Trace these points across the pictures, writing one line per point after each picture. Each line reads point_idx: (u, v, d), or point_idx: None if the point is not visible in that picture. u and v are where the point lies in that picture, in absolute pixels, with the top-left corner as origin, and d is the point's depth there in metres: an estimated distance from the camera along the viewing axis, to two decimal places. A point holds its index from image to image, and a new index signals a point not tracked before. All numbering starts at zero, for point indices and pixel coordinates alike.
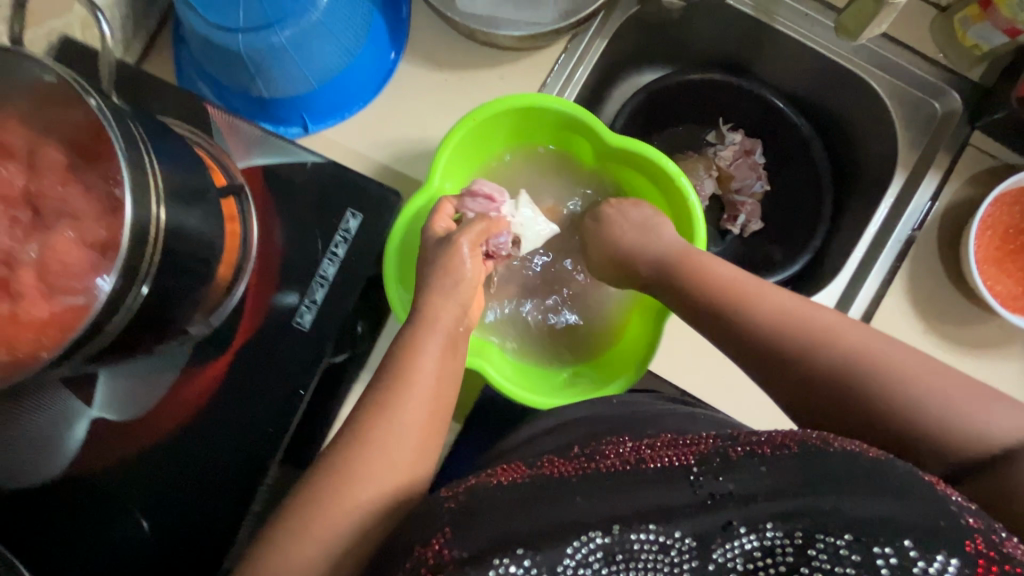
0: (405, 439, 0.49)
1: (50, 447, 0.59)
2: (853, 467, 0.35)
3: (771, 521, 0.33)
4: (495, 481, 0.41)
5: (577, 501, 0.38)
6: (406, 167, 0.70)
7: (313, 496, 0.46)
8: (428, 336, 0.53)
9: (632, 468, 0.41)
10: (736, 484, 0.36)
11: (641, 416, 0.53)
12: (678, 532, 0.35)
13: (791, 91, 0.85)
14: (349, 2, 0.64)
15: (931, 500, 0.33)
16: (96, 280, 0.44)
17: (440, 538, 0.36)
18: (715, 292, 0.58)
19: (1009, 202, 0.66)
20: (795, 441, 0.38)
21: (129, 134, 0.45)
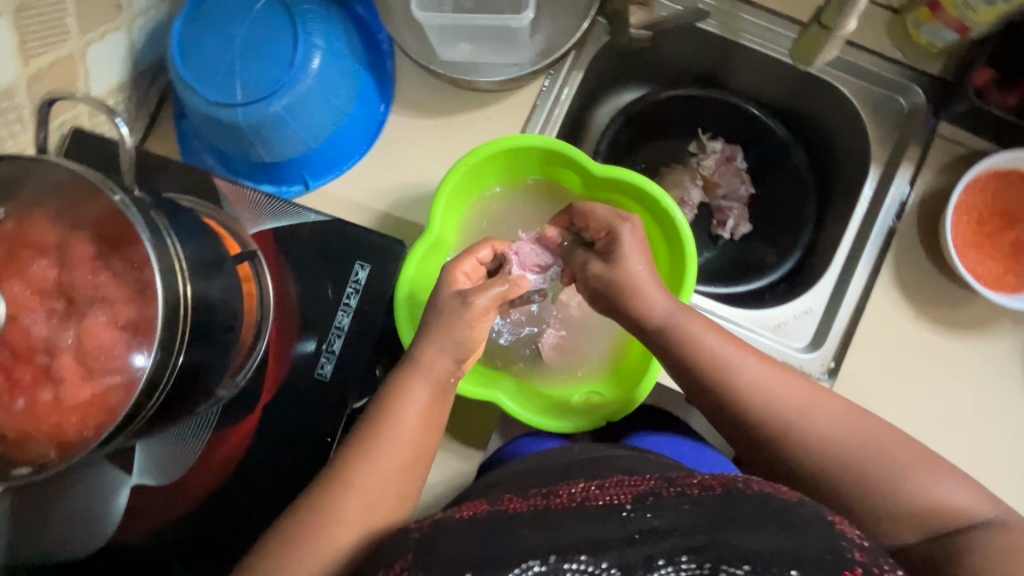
0: (386, 482, 0.53)
1: (94, 518, 0.62)
2: (766, 505, 0.42)
3: (686, 554, 0.38)
4: (456, 519, 0.46)
5: (523, 533, 0.42)
6: (406, 213, 0.74)
7: (289, 540, 0.49)
8: (418, 383, 0.56)
9: (576, 504, 0.45)
10: (660, 519, 0.41)
11: (591, 462, 0.58)
12: (605, 563, 0.38)
13: (763, 98, 0.89)
14: (336, 67, 0.68)
15: (827, 537, 0.40)
16: (133, 359, 0.47)
17: (402, 563, 0.42)
18: (705, 369, 0.58)
19: (980, 187, 0.70)
20: (720, 485, 0.45)
21: (152, 222, 0.48)
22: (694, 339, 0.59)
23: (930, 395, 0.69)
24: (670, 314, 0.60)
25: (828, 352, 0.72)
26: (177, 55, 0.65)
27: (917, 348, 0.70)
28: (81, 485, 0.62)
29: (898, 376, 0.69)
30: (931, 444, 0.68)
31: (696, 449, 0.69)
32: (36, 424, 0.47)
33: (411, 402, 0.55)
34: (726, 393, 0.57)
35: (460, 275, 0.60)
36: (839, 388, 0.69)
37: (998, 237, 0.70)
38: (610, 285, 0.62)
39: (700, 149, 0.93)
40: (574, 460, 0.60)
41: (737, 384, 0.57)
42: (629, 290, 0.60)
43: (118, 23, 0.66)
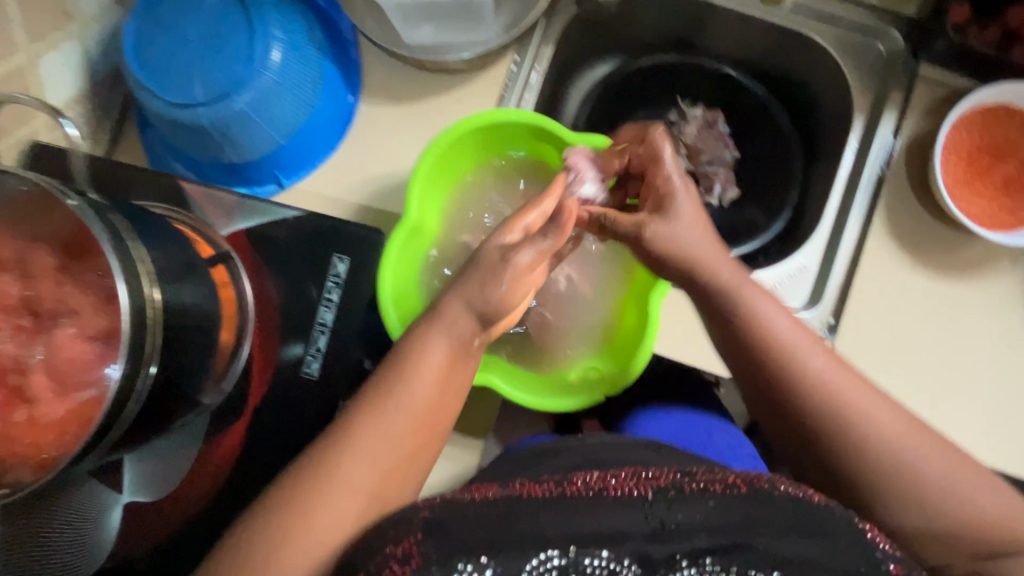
0: (398, 441, 0.50)
1: (88, 540, 0.60)
2: (795, 511, 0.42)
3: (710, 556, 0.39)
4: (467, 498, 0.44)
5: (541, 516, 0.41)
6: (383, 203, 0.72)
7: (289, 510, 0.46)
8: (438, 339, 0.52)
9: (594, 493, 0.44)
10: (683, 514, 0.42)
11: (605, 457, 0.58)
12: (626, 559, 0.39)
13: (740, 58, 0.87)
14: (299, 58, 0.66)
15: (856, 549, 0.40)
16: (106, 370, 0.46)
17: (412, 540, 0.39)
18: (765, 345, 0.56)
19: (967, 126, 0.68)
20: (744, 482, 0.44)
21: (112, 226, 0.47)
22: (754, 306, 0.57)
23: (932, 342, 0.68)
24: (728, 282, 0.57)
25: (826, 308, 0.70)
26: (133, 59, 0.63)
27: (915, 296, 0.69)
28: (72, 508, 0.60)
29: (899, 326, 0.68)
30: (937, 392, 0.66)
31: (709, 433, 0.75)
32: (12, 446, 0.45)
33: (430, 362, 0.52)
34: (789, 379, 0.54)
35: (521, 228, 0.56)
36: (840, 343, 0.68)
37: (988, 174, 0.68)
38: (668, 245, 0.58)
39: (681, 117, 0.90)
40: (582, 455, 0.59)
41: (800, 373, 0.54)
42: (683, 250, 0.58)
43: (69, 31, 0.64)
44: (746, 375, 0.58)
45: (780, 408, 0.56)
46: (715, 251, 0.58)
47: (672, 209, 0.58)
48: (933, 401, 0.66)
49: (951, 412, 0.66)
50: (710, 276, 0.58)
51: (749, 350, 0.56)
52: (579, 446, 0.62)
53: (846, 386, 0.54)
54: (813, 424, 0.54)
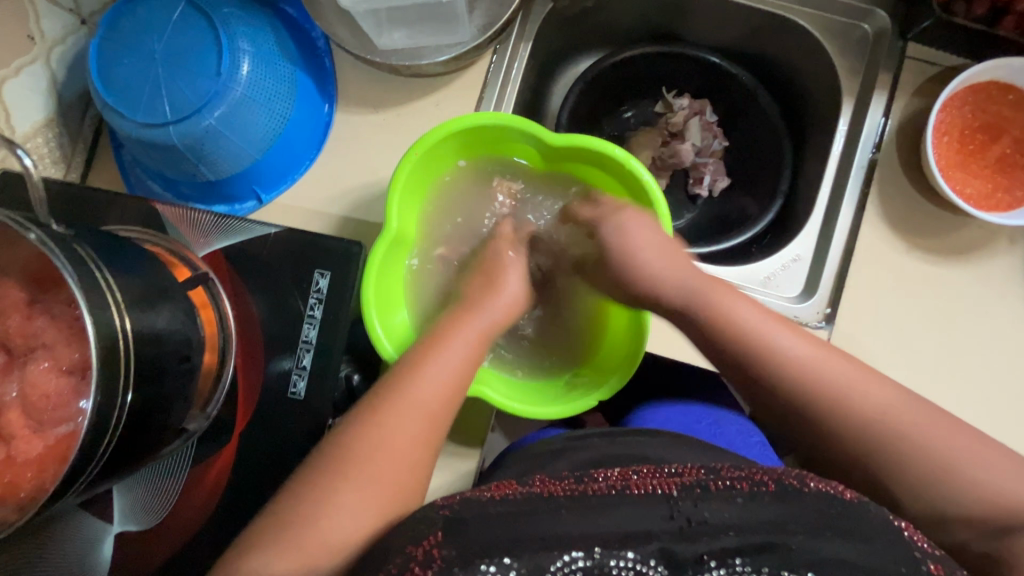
0: (438, 400, 0.54)
1: (78, 574, 0.59)
2: (825, 507, 0.41)
3: (740, 557, 0.38)
4: (489, 497, 0.44)
5: (560, 514, 0.41)
6: (366, 214, 0.71)
7: (333, 454, 0.50)
8: (473, 319, 0.62)
9: (617, 492, 0.43)
10: (711, 513, 0.41)
11: (620, 454, 0.57)
12: (652, 560, 0.38)
13: (724, 46, 0.86)
14: (269, 70, 0.64)
15: (896, 545, 0.39)
16: (80, 405, 0.44)
17: (432, 539, 0.40)
18: (742, 337, 0.57)
19: (958, 105, 0.66)
20: (772, 479, 0.44)
21: (77, 256, 0.44)
22: (722, 306, 0.59)
23: (933, 328, 0.66)
24: (688, 281, 0.61)
25: (822, 299, 0.69)
26: (99, 81, 0.62)
27: (914, 283, 0.67)
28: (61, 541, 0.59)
29: (898, 314, 0.66)
30: (941, 378, 0.65)
31: (715, 423, 0.72)
32: None
33: (465, 336, 0.60)
34: (766, 372, 0.56)
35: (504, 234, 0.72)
36: (838, 333, 0.66)
37: (982, 153, 0.66)
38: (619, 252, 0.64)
39: (667, 108, 0.90)
40: (603, 452, 0.58)
41: (790, 374, 0.55)
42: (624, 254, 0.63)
43: (34, 55, 0.63)
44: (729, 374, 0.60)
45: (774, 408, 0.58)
46: (670, 252, 0.63)
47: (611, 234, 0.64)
48: (937, 389, 0.65)
49: (956, 399, 0.64)
50: (655, 290, 0.62)
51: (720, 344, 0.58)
52: (600, 440, 0.61)
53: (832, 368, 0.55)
54: (800, 417, 0.56)
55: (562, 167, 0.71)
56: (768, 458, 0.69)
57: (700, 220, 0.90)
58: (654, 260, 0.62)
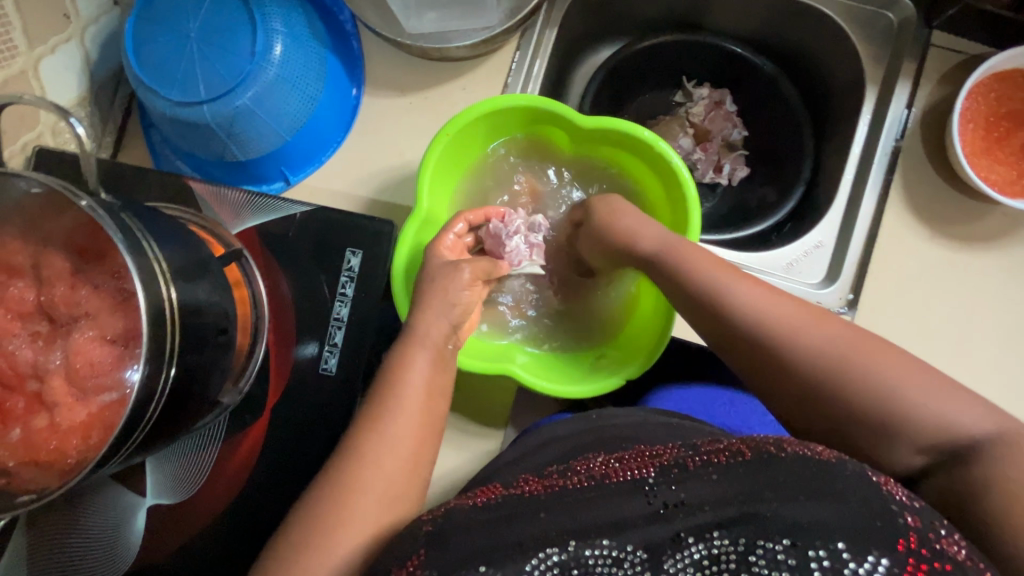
0: (399, 454, 0.50)
1: (112, 545, 0.60)
2: (802, 470, 0.39)
3: (716, 530, 0.38)
4: (470, 504, 0.45)
5: (541, 516, 0.42)
6: (393, 196, 0.71)
7: (300, 542, 0.45)
8: (419, 353, 0.55)
9: (595, 483, 0.45)
10: (687, 492, 0.41)
11: (618, 437, 0.57)
12: (629, 546, 0.39)
13: (746, 36, 0.86)
14: (301, 51, 0.65)
15: (874, 502, 0.37)
16: (125, 373, 0.45)
17: (416, 559, 0.40)
18: (702, 298, 0.56)
19: (983, 92, 0.67)
20: (749, 446, 0.43)
21: (125, 226, 0.45)
22: (682, 260, 0.58)
23: (954, 313, 0.67)
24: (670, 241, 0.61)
25: (845, 284, 0.69)
26: (135, 60, 0.63)
27: (937, 268, 0.68)
28: (97, 512, 0.61)
29: (921, 299, 0.67)
30: (963, 363, 0.66)
31: (731, 402, 0.71)
32: (36, 451, 0.45)
33: (415, 374, 0.54)
34: (751, 334, 0.53)
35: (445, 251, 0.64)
36: (861, 316, 0.67)
37: (1007, 140, 0.67)
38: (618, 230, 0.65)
39: (686, 98, 0.91)
40: (597, 435, 0.58)
41: (793, 344, 0.51)
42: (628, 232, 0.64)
43: (69, 34, 0.63)
44: (712, 340, 0.56)
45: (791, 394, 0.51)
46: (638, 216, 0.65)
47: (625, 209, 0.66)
48: (958, 374, 0.65)
49: (979, 383, 0.65)
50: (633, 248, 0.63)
51: (715, 309, 0.55)
52: (590, 424, 0.61)
53: (819, 328, 0.51)
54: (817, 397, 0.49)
55: (588, 152, 0.72)
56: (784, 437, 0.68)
57: (720, 209, 0.90)
58: (637, 223, 0.64)
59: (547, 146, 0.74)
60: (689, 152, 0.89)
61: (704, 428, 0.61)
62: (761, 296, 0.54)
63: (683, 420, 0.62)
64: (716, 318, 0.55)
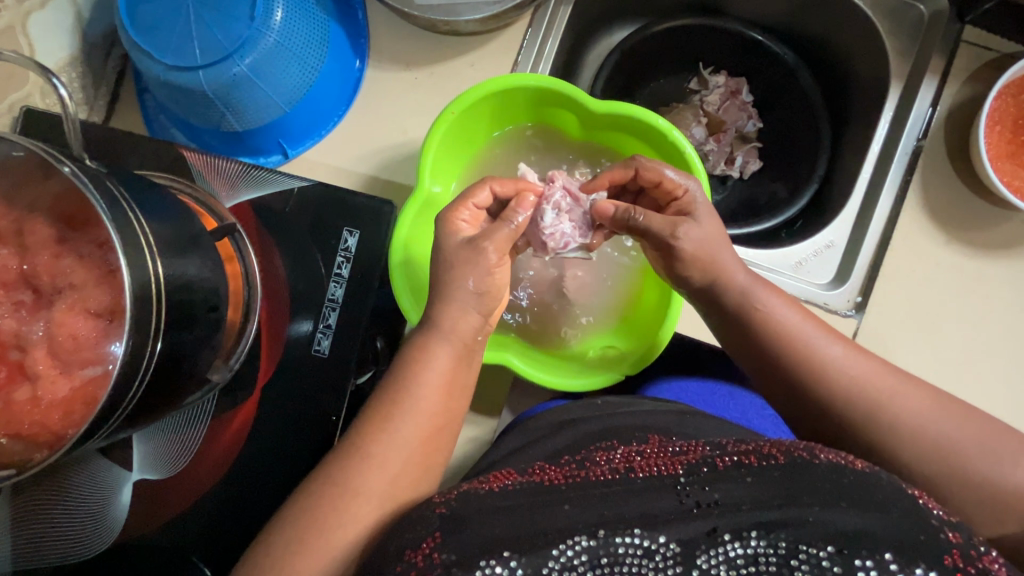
0: (411, 440, 0.50)
1: (98, 517, 0.60)
2: (838, 476, 0.40)
3: (755, 531, 0.38)
4: (485, 489, 0.45)
5: (565, 508, 0.42)
6: (394, 175, 0.69)
7: (318, 508, 0.46)
8: (440, 347, 0.52)
9: (621, 476, 0.45)
10: (721, 493, 0.41)
11: (629, 422, 0.56)
12: (662, 538, 0.39)
13: (768, 23, 0.83)
14: (304, 18, 0.62)
15: (916, 515, 0.38)
16: (109, 348, 0.44)
17: (429, 543, 0.39)
18: (766, 331, 0.55)
19: (1013, 94, 0.64)
20: (782, 451, 0.44)
21: (111, 196, 0.43)
22: (758, 298, 0.56)
23: (966, 322, 0.65)
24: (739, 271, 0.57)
25: (854, 286, 0.67)
26: (127, 18, 0.59)
27: (951, 275, 0.66)
28: (81, 484, 0.60)
29: (932, 306, 0.65)
30: (970, 374, 0.64)
31: (730, 395, 0.70)
32: (17, 423, 0.44)
33: (435, 368, 0.52)
34: (796, 362, 0.54)
35: (461, 224, 0.56)
36: (869, 320, 0.65)
37: None
38: (698, 244, 0.56)
39: (702, 85, 0.88)
40: (607, 422, 0.57)
41: (816, 364, 0.53)
42: (712, 255, 0.57)
43: None
44: (750, 365, 0.58)
45: (810, 408, 0.54)
46: (719, 236, 0.58)
47: (696, 213, 0.58)
48: (964, 385, 0.64)
49: (986, 394, 0.64)
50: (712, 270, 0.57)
51: (758, 347, 0.56)
52: (599, 412, 0.60)
53: (867, 374, 0.52)
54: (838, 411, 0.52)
55: (598, 137, 0.69)
56: (780, 429, 0.68)
57: (729, 203, 0.87)
58: (716, 236, 0.57)
59: (555, 129, 0.71)
60: (701, 142, 0.87)
61: (714, 419, 0.60)
62: (808, 327, 0.55)
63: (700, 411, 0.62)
64: (759, 365, 0.56)
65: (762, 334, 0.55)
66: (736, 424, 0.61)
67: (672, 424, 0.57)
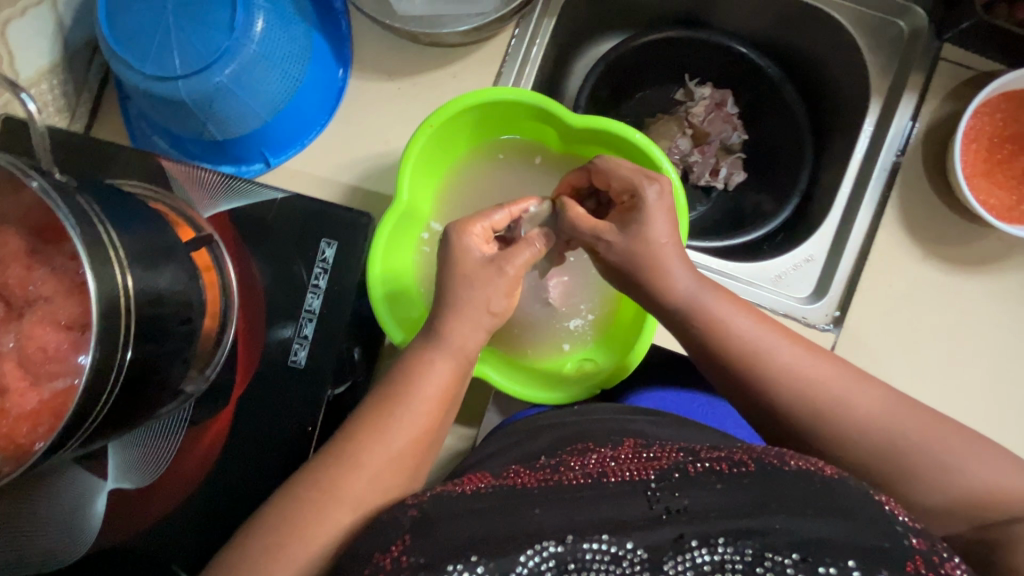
0: (394, 450, 0.50)
1: (75, 526, 0.60)
2: (807, 484, 0.41)
3: (722, 537, 0.38)
4: (458, 492, 0.45)
5: (535, 512, 0.41)
6: (376, 185, 0.69)
7: (290, 511, 0.46)
8: (438, 356, 0.53)
9: (593, 481, 0.45)
10: (690, 499, 0.41)
11: (606, 427, 0.56)
12: (630, 544, 0.38)
13: (754, 35, 0.83)
14: (285, 29, 0.62)
15: (882, 523, 0.38)
16: (79, 359, 0.43)
17: (400, 545, 0.39)
18: (732, 346, 0.53)
19: (991, 111, 0.65)
20: (751, 458, 0.44)
21: (79, 209, 0.43)
22: (725, 312, 0.55)
23: (941, 339, 0.65)
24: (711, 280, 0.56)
25: (832, 301, 0.68)
26: (107, 27, 0.59)
27: (927, 291, 0.66)
28: (57, 494, 0.60)
29: (908, 321, 0.66)
30: (944, 391, 0.64)
31: (710, 405, 0.70)
32: None
33: (430, 380, 0.52)
34: (766, 375, 0.53)
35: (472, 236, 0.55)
36: (845, 336, 0.66)
37: (1010, 163, 0.65)
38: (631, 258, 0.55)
39: (687, 96, 0.88)
40: (583, 427, 0.57)
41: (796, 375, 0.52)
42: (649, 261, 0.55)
43: None
44: (715, 375, 0.56)
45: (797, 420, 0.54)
46: (674, 257, 0.55)
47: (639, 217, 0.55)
48: (939, 402, 0.64)
49: (963, 408, 0.64)
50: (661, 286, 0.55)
51: (717, 356, 0.54)
52: (582, 416, 0.59)
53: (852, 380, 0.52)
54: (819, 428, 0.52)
55: (580, 149, 0.70)
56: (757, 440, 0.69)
57: (713, 214, 0.87)
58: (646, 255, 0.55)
59: (537, 141, 0.71)
60: (685, 153, 0.86)
61: (693, 426, 0.60)
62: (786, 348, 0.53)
63: (684, 418, 0.62)
64: (717, 366, 0.55)
65: (736, 344, 0.53)
66: (714, 431, 0.61)
67: (651, 429, 0.57)
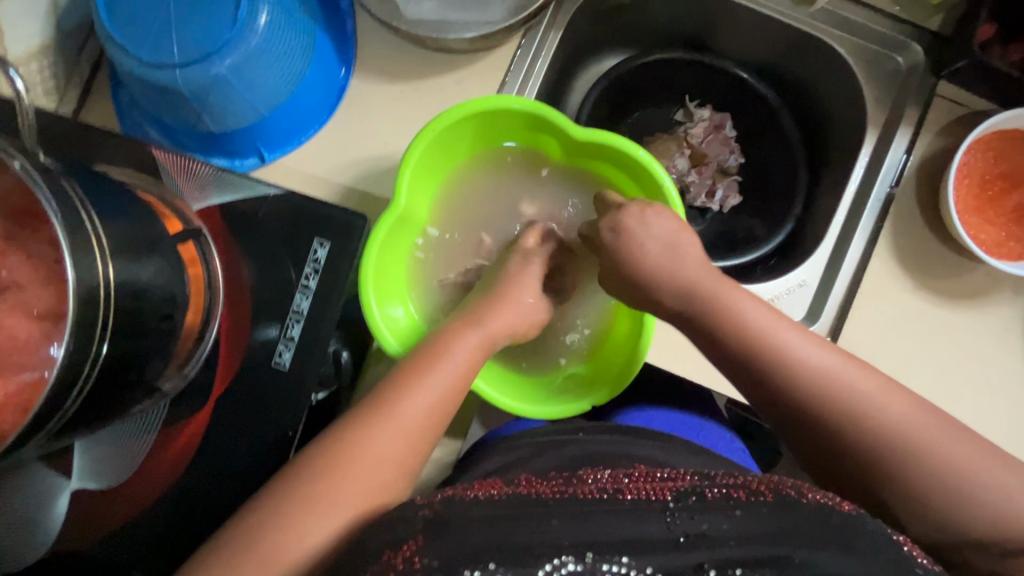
0: (406, 434, 0.50)
1: (33, 526, 0.57)
2: (826, 520, 0.40)
3: (740, 568, 0.37)
4: (472, 498, 0.43)
5: (552, 522, 0.39)
6: (372, 187, 0.68)
7: (293, 499, 0.45)
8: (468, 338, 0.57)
9: (609, 496, 0.43)
10: (708, 524, 0.40)
11: (611, 450, 0.55)
12: (649, 568, 0.37)
13: (754, 61, 0.84)
14: (290, 23, 0.61)
15: (900, 565, 0.38)
16: (50, 351, 0.41)
17: (411, 545, 0.38)
18: (762, 348, 0.54)
19: (984, 149, 0.66)
20: (771, 490, 0.43)
21: (63, 194, 0.41)
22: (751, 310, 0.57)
23: (929, 371, 0.66)
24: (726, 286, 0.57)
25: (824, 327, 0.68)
26: (105, 10, 0.58)
27: (917, 322, 0.67)
28: (16, 491, 0.57)
29: (898, 351, 0.66)
30: None
31: (699, 427, 0.70)
32: None
33: (453, 362, 0.55)
34: (791, 378, 0.53)
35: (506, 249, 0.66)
36: None
37: (999, 201, 0.66)
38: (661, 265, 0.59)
39: (687, 117, 0.90)
40: (591, 448, 0.56)
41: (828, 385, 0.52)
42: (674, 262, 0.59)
43: None
44: (741, 383, 0.56)
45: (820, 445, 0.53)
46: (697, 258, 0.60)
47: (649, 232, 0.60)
48: None
49: None
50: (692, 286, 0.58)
51: (742, 359, 0.55)
52: (588, 437, 0.59)
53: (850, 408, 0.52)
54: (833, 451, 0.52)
55: (580, 162, 0.69)
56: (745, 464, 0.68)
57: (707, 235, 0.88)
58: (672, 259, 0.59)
59: (538, 152, 0.71)
60: (683, 173, 0.88)
61: (685, 448, 0.59)
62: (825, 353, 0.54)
63: (684, 441, 0.61)
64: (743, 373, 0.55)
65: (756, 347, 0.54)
66: (704, 454, 0.60)
67: (657, 454, 0.56)
